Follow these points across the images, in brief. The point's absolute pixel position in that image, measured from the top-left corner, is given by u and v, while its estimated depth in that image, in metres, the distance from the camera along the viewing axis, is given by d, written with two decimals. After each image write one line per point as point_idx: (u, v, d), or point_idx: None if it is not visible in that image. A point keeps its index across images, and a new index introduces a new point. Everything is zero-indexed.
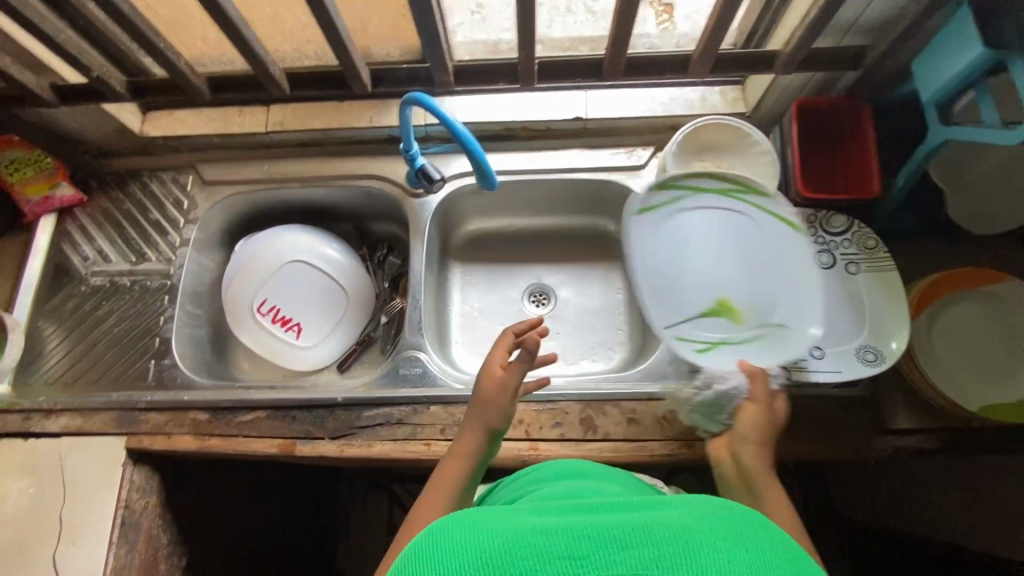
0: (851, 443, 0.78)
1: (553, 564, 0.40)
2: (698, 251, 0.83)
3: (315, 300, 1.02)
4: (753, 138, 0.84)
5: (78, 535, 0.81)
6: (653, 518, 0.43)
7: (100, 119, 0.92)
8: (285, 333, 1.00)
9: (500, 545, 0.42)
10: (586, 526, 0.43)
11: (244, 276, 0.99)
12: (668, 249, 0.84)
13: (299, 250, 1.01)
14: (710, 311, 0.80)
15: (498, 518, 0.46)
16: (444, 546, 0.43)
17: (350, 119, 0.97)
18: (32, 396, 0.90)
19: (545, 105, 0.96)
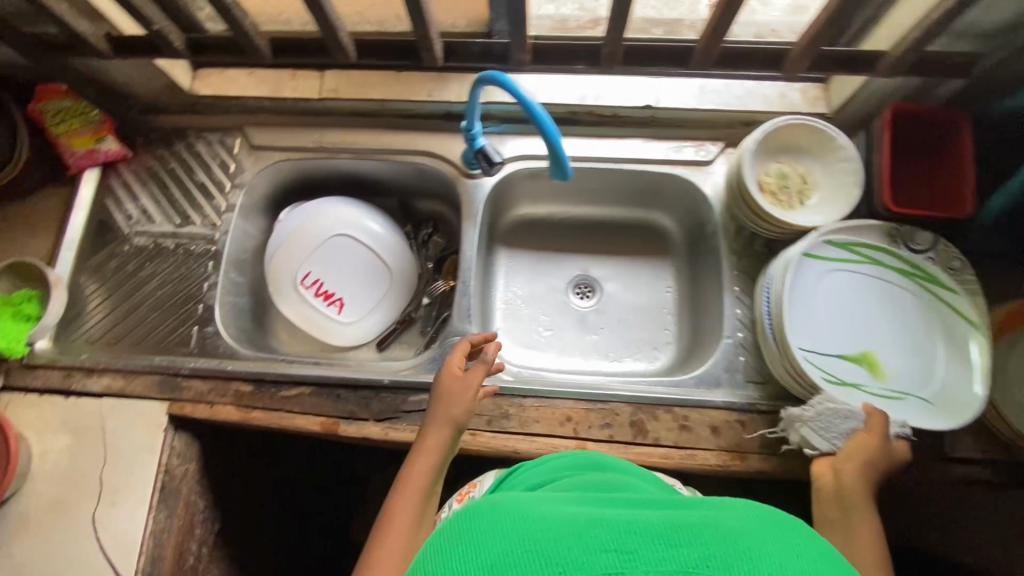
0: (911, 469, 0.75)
1: (599, 559, 0.36)
2: (853, 304, 0.77)
3: (357, 276, 1.00)
4: (833, 140, 0.80)
5: (119, 496, 0.81)
6: (712, 521, 0.39)
7: (150, 73, 0.88)
8: (328, 308, 0.99)
9: (539, 529, 0.39)
10: (636, 522, 0.39)
11: (290, 247, 0.97)
12: (828, 295, 0.77)
13: (346, 223, 0.98)
14: (851, 357, 0.76)
15: (537, 504, 0.43)
16: (479, 527, 0.40)
17: (407, 92, 0.93)
18: (74, 354, 0.89)
19: (613, 90, 0.91)
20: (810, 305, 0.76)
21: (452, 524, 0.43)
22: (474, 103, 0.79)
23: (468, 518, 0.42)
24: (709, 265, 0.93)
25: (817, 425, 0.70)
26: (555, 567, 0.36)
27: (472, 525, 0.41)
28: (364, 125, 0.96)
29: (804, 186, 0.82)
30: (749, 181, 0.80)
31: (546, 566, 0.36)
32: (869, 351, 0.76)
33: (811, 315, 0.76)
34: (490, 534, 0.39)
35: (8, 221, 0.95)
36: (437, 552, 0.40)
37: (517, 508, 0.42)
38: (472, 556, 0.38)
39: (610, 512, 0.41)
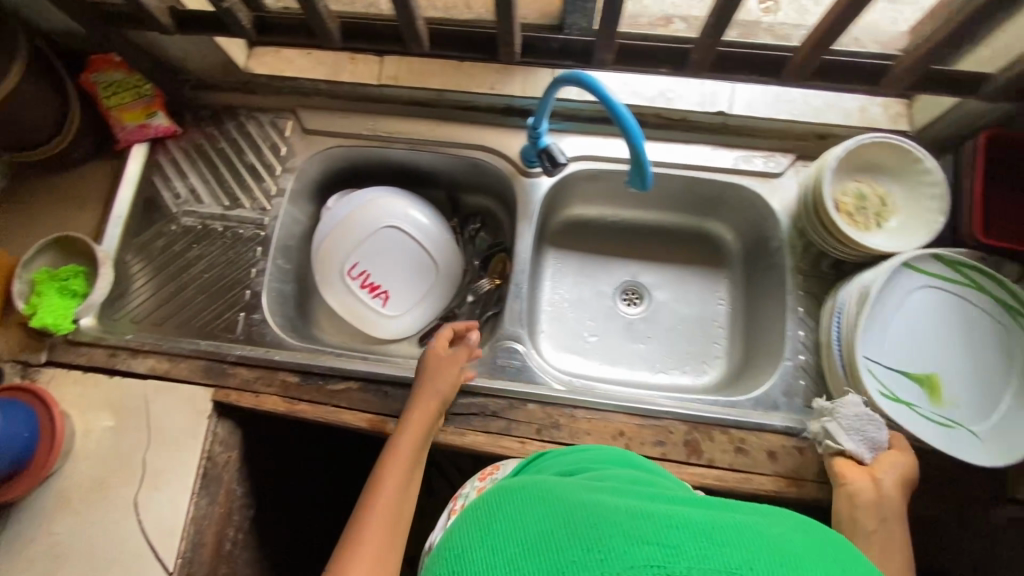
0: (971, 507, 0.74)
1: (639, 549, 0.34)
2: (932, 324, 0.71)
3: (404, 270, 0.97)
4: (918, 161, 0.76)
5: (161, 480, 0.80)
6: (765, 528, 0.37)
7: (208, 49, 0.85)
8: (372, 300, 0.96)
9: (580, 514, 0.38)
10: (684, 517, 0.37)
11: (339, 236, 0.95)
12: (905, 306, 0.71)
13: (396, 215, 0.96)
14: (914, 376, 0.70)
15: (579, 490, 0.41)
16: (517, 507, 0.40)
17: (469, 84, 0.90)
18: (118, 332, 0.88)
19: (684, 93, 0.87)
20: (884, 313, 0.70)
21: (492, 500, 0.43)
22: (547, 101, 0.76)
23: (508, 496, 0.42)
24: (770, 282, 0.90)
25: (846, 423, 0.68)
26: (594, 555, 0.34)
27: (511, 505, 0.41)
28: (421, 115, 0.93)
29: (882, 208, 0.78)
30: (827, 198, 0.77)
31: (584, 552, 0.35)
32: (933, 373, 0.70)
33: (879, 323, 0.70)
34: (529, 514, 0.39)
35: (55, 192, 0.93)
36: (477, 526, 0.40)
37: (558, 493, 0.41)
38: (510, 537, 0.38)
39: (654, 504, 0.39)
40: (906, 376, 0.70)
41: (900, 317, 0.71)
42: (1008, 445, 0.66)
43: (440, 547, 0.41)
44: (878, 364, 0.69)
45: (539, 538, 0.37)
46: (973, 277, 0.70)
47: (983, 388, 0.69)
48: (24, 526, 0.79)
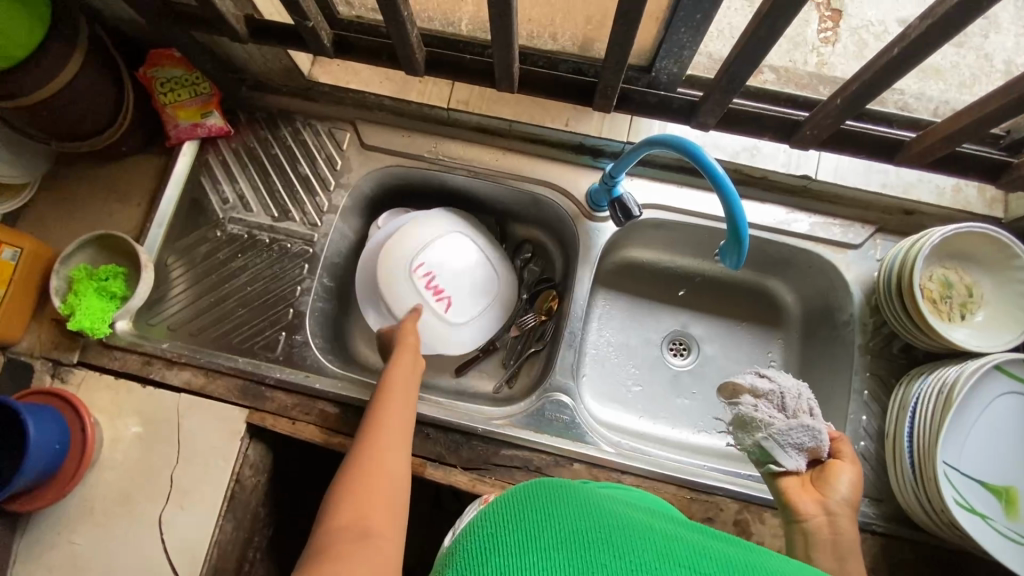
0: None
1: (666, 566, 0.36)
2: (1015, 434, 0.67)
3: (469, 279, 0.93)
4: (1015, 256, 0.71)
5: (188, 500, 0.78)
6: (783, 570, 0.39)
7: (276, 55, 0.81)
8: (434, 305, 0.90)
9: (614, 524, 0.39)
10: (712, 550, 0.39)
11: (409, 233, 0.90)
12: (989, 412, 0.67)
13: (465, 223, 0.93)
14: (992, 486, 0.65)
15: (612, 505, 0.43)
16: (556, 498, 0.42)
17: (544, 117, 0.85)
18: (154, 339, 0.85)
19: (769, 150, 0.82)
20: (967, 416, 0.66)
21: (529, 487, 0.44)
22: (632, 155, 0.73)
23: (543, 485, 0.44)
24: (833, 354, 0.86)
25: (782, 440, 0.63)
26: (623, 560, 0.36)
27: (549, 495, 0.42)
28: (488, 143, 0.89)
29: (968, 299, 0.74)
30: (914, 283, 0.73)
31: (615, 555, 0.37)
32: (1012, 486, 0.66)
33: (959, 425, 0.66)
34: (565, 509, 0.41)
35: (98, 183, 0.90)
36: (508, 507, 0.42)
37: (592, 497, 0.43)
38: (542, 522, 0.39)
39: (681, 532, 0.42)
40: (983, 486, 0.65)
41: (981, 421, 0.67)
42: None
43: (466, 522, 0.42)
44: (955, 470, 0.65)
45: (575, 530, 0.38)
46: None
47: None
48: (44, 532, 0.77)
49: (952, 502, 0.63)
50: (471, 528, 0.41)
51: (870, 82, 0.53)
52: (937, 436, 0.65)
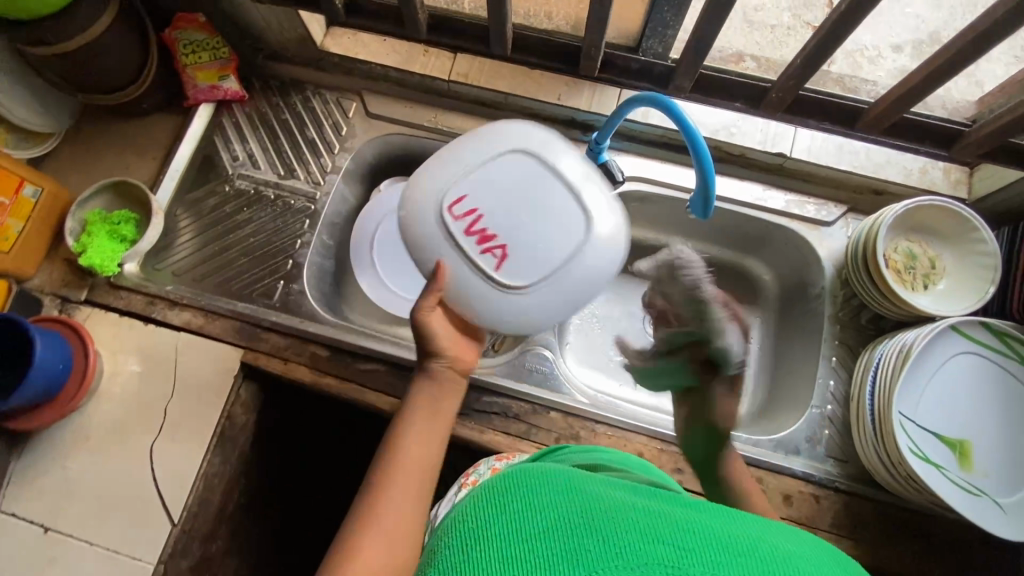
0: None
1: (644, 544, 0.33)
2: (970, 392, 0.70)
3: (537, 214, 0.57)
4: (975, 230, 0.75)
5: (180, 432, 0.81)
6: (775, 542, 0.36)
7: (291, 22, 0.87)
8: (480, 256, 0.57)
9: (592, 508, 0.36)
10: (696, 525, 0.35)
11: (442, 156, 0.60)
12: (945, 370, 0.70)
13: (521, 132, 0.60)
14: (947, 439, 0.69)
15: (592, 487, 0.40)
16: (524, 488, 0.39)
17: (537, 91, 0.90)
18: (159, 282, 0.89)
19: (748, 129, 0.87)
20: (923, 373, 0.69)
21: (502, 481, 0.41)
22: (614, 120, 0.77)
23: (512, 480, 0.40)
24: (805, 326, 0.89)
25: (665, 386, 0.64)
26: (598, 541, 0.33)
27: (516, 487, 0.39)
28: (485, 115, 0.95)
29: (931, 271, 0.78)
30: (878, 252, 0.77)
31: (591, 536, 0.34)
32: (966, 441, 0.69)
33: (916, 381, 0.69)
34: (540, 495, 0.38)
35: (118, 138, 0.96)
36: (482, 505, 0.38)
37: (568, 483, 0.40)
38: (513, 517, 0.36)
39: (666, 508, 0.39)
40: (939, 438, 0.69)
41: (938, 379, 0.70)
42: None
43: (443, 526, 0.40)
44: (911, 422, 0.68)
45: (554, 522, 0.35)
46: (1020, 352, 0.69)
47: (1014, 462, 0.68)
48: (40, 456, 0.80)
49: (905, 450, 0.66)
50: (449, 540, 0.38)
51: (826, 41, 0.58)
52: (893, 390, 0.68)
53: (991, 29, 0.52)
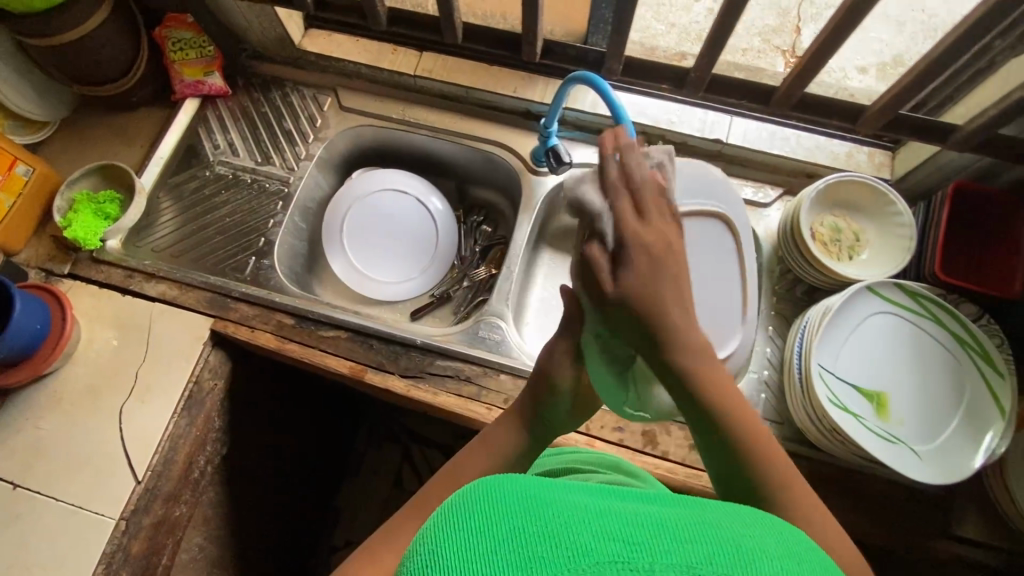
0: (897, 529, 0.77)
1: (608, 550, 0.30)
2: (886, 349, 0.75)
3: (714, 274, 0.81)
4: (891, 203, 0.82)
5: (149, 395, 0.85)
6: (722, 523, 0.34)
7: (270, 22, 0.96)
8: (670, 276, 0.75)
9: (560, 510, 0.32)
10: (645, 515, 0.33)
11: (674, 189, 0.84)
12: (863, 328, 0.75)
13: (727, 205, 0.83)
14: (864, 391, 0.74)
15: (561, 484, 0.36)
16: (487, 490, 0.35)
17: (495, 85, 0.98)
18: (138, 257, 0.95)
19: (687, 118, 0.93)
20: (842, 330, 0.75)
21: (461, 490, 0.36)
22: (557, 105, 0.84)
23: (478, 481, 0.36)
24: None
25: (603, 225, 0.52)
26: (563, 552, 0.30)
27: (479, 490, 0.35)
28: (448, 108, 1.02)
29: (855, 242, 0.84)
30: (804, 225, 0.83)
31: (558, 548, 0.30)
32: (882, 392, 0.74)
33: (835, 338, 0.75)
34: (506, 493, 0.34)
35: (107, 129, 1.03)
36: (445, 515, 0.35)
37: (538, 482, 0.35)
38: (473, 527, 0.32)
39: (613, 499, 0.36)
40: (856, 390, 0.74)
41: (857, 336, 0.75)
42: (944, 467, 0.69)
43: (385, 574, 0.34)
44: (830, 374, 0.74)
45: (496, 535, 0.31)
46: (933, 312, 0.74)
47: (926, 412, 0.73)
48: (13, 417, 0.84)
49: (823, 398, 0.71)
50: (414, 556, 0.34)
51: (728, 15, 0.66)
52: (812, 345, 0.73)
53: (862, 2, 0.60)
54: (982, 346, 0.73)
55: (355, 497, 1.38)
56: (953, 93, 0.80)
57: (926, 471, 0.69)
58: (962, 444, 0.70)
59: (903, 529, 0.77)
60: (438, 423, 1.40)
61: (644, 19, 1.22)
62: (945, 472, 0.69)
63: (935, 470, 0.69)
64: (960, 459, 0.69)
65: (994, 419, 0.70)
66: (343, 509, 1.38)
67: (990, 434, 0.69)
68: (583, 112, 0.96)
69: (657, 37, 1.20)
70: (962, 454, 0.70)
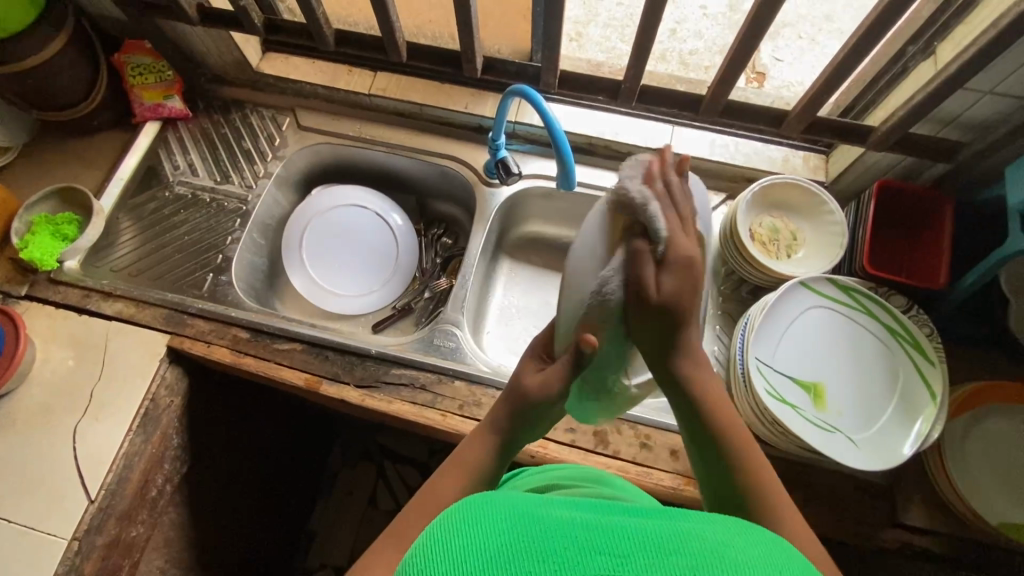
0: (848, 520, 0.78)
1: (592, 561, 0.33)
2: (821, 341, 0.78)
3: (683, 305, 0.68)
4: (824, 203, 0.86)
5: (103, 413, 0.85)
6: (704, 533, 0.36)
7: (227, 47, 0.99)
8: None
9: (546, 527, 0.36)
10: (624, 528, 0.36)
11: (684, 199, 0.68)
12: (799, 321, 0.78)
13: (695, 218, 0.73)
14: (801, 382, 0.76)
15: (549, 502, 0.40)
16: (476, 511, 0.38)
17: (448, 102, 1.02)
18: (96, 277, 0.95)
19: (632, 129, 0.97)
20: (778, 324, 0.78)
21: (456, 511, 0.39)
22: (502, 119, 0.88)
23: (471, 501, 0.40)
24: None
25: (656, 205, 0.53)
26: (551, 563, 0.33)
27: (473, 510, 0.38)
28: (402, 125, 1.06)
29: (793, 242, 0.88)
30: (741, 228, 0.85)
31: (544, 561, 0.33)
32: (819, 383, 0.77)
33: (772, 331, 0.77)
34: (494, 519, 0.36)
35: (68, 152, 1.04)
36: (438, 532, 0.37)
37: (528, 504, 0.39)
38: (466, 543, 0.35)
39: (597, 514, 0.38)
40: (794, 382, 0.76)
41: (793, 329, 0.78)
42: (879, 453, 0.71)
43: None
44: (769, 367, 0.76)
45: (493, 557, 0.34)
46: (864, 304, 0.77)
47: (861, 401, 0.75)
48: None
49: (761, 390, 0.73)
50: (403, 574, 0.36)
51: (649, 25, 0.70)
52: (752, 338, 0.76)
53: (765, 12, 0.65)
54: (912, 335, 0.75)
55: (330, 517, 1.36)
56: (874, 98, 0.85)
57: (862, 457, 0.71)
58: (895, 431, 0.73)
59: (853, 519, 0.79)
60: (412, 438, 1.39)
61: (610, 41, 1.28)
62: (882, 459, 0.70)
63: (870, 456, 0.71)
64: (894, 445, 0.71)
65: (926, 405, 0.72)
66: (318, 530, 1.36)
67: (920, 419, 0.72)
68: (531, 125, 1.00)
69: (620, 56, 1.26)
70: (896, 440, 0.72)
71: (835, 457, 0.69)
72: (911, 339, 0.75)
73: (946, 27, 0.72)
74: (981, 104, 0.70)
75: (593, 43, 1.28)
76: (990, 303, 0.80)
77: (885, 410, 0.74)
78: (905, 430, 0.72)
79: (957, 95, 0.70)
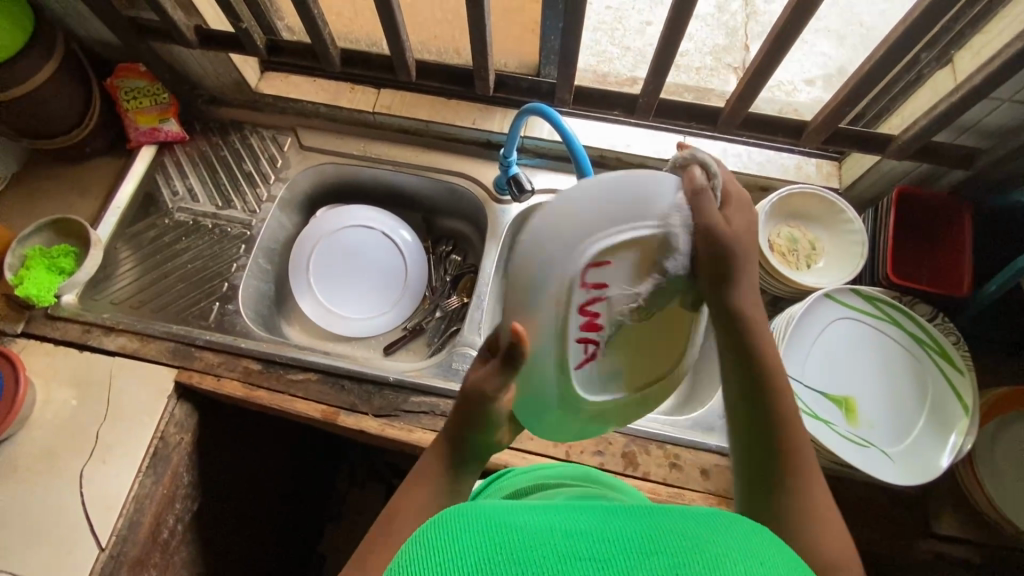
0: (883, 533, 0.78)
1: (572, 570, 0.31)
2: (848, 353, 0.77)
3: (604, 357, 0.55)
4: (843, 213, 0.85)
5: (110, 455, 0.82)
6: (684, 530, 0.34)
7: (224, 67, 0.96)
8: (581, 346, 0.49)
9: (521, 536, 0.33)
10: (601, 533, 0.34)
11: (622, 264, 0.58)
12: (829, 334, 0.77)
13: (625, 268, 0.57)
14: (833, 397, 0.75)
15: (523, 510, 0.37)
16: (446, 524, 0.35)
17: (454, 118, 1.00)
18: (96, 311, 0.92)
19: (642, 141, 0.96)
20: (807, 337, 0.77)
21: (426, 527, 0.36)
22: (514, 135, 0.85)
23: (437, 517, 0.36)
24: None
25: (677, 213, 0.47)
26: None
27: (440, 526, 0.35)
28: (407, 142, 1.03)
29: (812, 251, 0.87)
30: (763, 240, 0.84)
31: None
32: (850, 397, 0.76)
33: (801, 344, 0.76)
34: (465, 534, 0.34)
35: (60, 180, 1.01)
36: (406, 555, 0.34)
37: (499, 513, 0.36)
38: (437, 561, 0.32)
39: (574, 518, 0.36)
40: (824, 397, 0.75)
41: (822, 342, 0.77)
42: (914, 468, 0.71)
43: None
44: (800, 381, 0.75)
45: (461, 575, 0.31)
46: (892, 315, 0.77)
47: (894, 414, 0.74)
48: None
49: None
50: None
51: (670, 37, 0.69)
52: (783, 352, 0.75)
53: (788, 26, 0.64)
54: (939, 344, 0.75)
55: (339, 542, 1.32)
56: (888, 104, 0.85)
57: (896, 472, 0.70)
58: (926, 444, 0.72)
59: (889, 531, 0.78)
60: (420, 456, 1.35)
61: (601, 44, 1.27)
62: (916, 473, 0.70)
63: (904, 471, 0.70)
64: (929, 459, 0.71)
65: (958, 417, 0.72)
66: (327, 557, 1.31)
67: (954, 432, 0.71)
68: (541, 139, 0.98)
69: (612, 60, 1.25)
70: (931, 454, 0.71)
71: (872, 474, 0.68)
72: (940, 350, 0.75)
73: (963, 35, 0.72)
74: (1001, 112, 0.70)
75: (585, 47, 1.26)
76: (1010, 308, 0.80)
77: (918, 423, 0.74)
78: (938, 444, 0.72)
79: (978, 104, 0.70)
